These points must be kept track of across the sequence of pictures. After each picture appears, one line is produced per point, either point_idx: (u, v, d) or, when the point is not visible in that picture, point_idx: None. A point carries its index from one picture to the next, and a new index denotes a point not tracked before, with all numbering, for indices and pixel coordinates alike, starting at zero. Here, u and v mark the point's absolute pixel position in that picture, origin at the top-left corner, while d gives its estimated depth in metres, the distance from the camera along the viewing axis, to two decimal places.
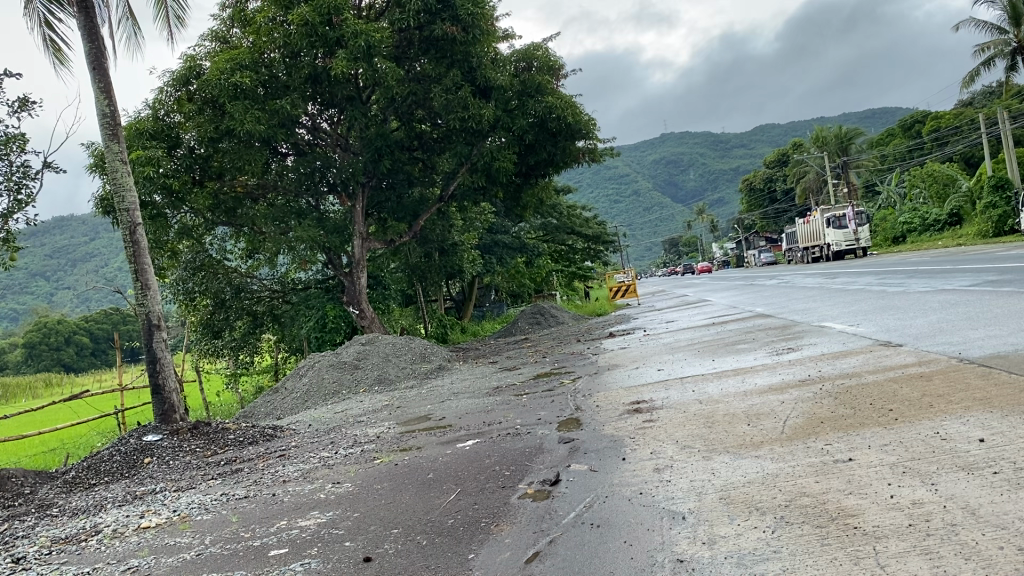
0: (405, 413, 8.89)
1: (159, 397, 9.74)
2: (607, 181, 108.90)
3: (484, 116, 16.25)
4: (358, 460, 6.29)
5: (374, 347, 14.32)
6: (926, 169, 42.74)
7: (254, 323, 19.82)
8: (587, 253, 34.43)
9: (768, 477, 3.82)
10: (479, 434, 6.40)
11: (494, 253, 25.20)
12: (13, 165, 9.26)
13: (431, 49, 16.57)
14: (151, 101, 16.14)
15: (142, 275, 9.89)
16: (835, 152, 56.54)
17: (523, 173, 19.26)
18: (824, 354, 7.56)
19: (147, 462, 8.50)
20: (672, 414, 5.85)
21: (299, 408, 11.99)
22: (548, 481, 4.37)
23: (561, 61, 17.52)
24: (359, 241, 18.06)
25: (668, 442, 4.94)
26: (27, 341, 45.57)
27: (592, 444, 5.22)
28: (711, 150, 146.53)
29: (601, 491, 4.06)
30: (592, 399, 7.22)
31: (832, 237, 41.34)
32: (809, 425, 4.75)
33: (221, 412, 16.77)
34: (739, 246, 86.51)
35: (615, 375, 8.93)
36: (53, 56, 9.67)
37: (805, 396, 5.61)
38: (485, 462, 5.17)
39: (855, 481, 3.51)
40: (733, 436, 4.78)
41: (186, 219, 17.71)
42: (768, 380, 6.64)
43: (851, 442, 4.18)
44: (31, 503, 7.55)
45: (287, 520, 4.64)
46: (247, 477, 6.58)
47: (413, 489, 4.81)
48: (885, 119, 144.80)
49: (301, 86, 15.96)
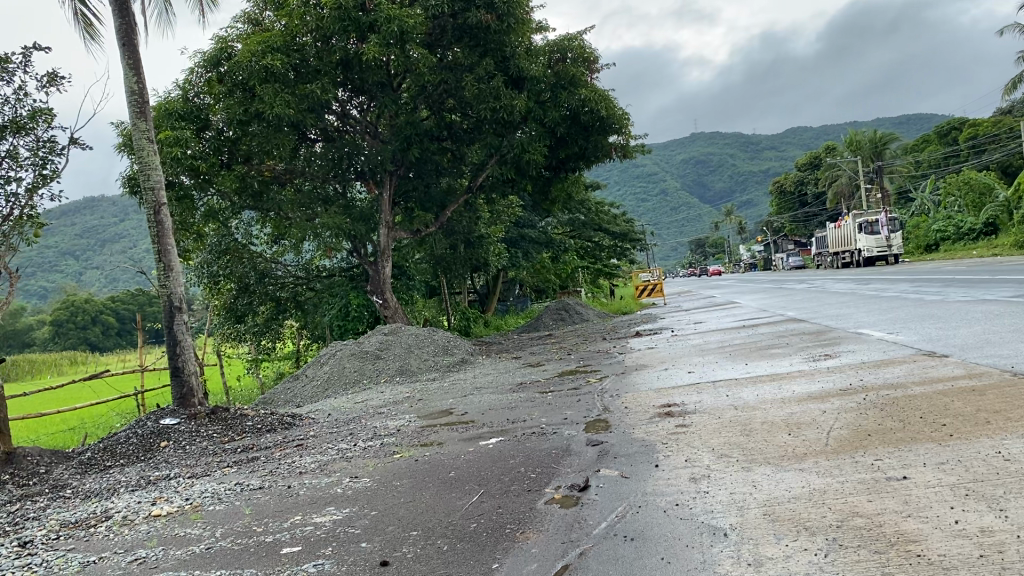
0: (426, 406, 8.70)
1: (178, 380, 9.59)
2: (635, 179, 108.37)
3: (517, 107, 16.02)
4: (377, 454, 6.08)
5: (397, 338, 14.13)
6: (962, 177, 41.97)
7: (278, 309, 19.52)
8: (614, 251, 34.18)
9: (816, 493, 3.56)
10: (502, 432, 6.18)
11: (521, 247, 24.98)
12: (40, 140, 9.12)
13: (464, 37, 16.33)
14: (182, 82, 16.13)
15: (165, 255, 9.72)
16: (868, 156, 55.76)
17: (553, 167, 19.03)
18: (864, 362, 7.24)
19: (163, 446, 8.36)
20: (706, 419, 5.59)
21: (319, 396, 11.85)
22: (577, 487, 4.13)
23: (596, 54, 17.25)
24: (385, 230, 17.86)
25: (703, 449, 4.68)
26: (54, 319, 46.61)
27: (623, 448, 4.97)
28: (742, 152, 145.69)
29: (634, 500, 3.81)
30: (621, 400, 6.98)
31: (864, 243, 40.66)
32: (855, 437, 4.48)
33: (241, 397, 16.66)
34: (767, 250, 85.57)
35: (643, 375, 8.70)
36: (84, 30, 9.53)
37: (848, 406, 5.33)
38: (509, 463, 4.94)
39: (913, 502, 3.24)
40: (775, 446, 4.51)
41: (214, 202, 17.72)
42: (808, 388, 6.33)
43: (904, 458, 3.91)
44: (46, 483, 7.44)
45: (302, 515, 4.44)
46: (264, 466, 6.42)
47: (434, 489, 4.58)
48: (921, 127, 142.58)
49: (332, 71, 15.81)
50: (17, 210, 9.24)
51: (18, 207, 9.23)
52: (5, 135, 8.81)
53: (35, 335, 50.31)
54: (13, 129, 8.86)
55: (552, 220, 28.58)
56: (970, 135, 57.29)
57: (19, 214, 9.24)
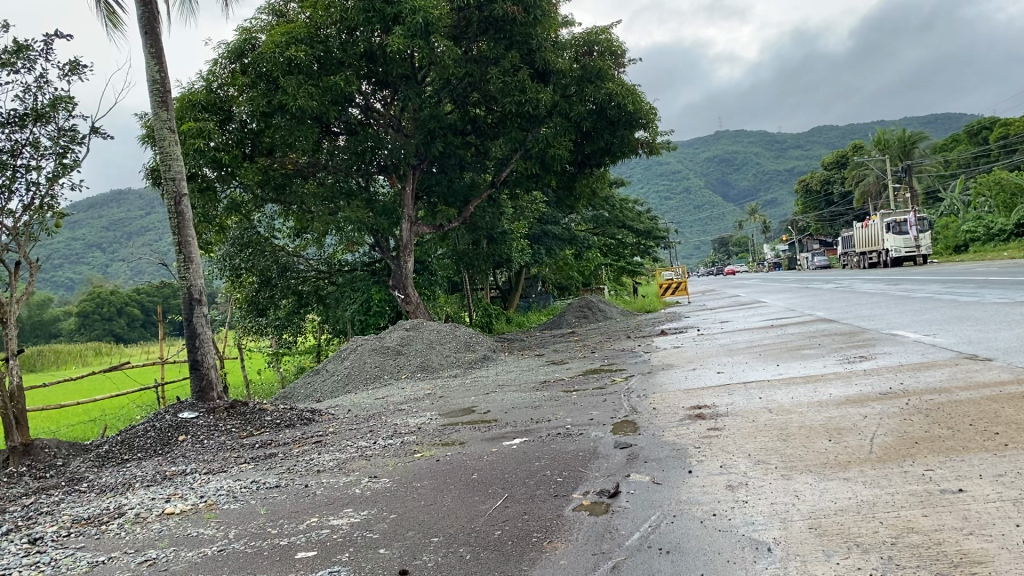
0: (448, 404, 8.53)
1: (197, 373, 9.44)
2: (658, 177, 107.95)
3: (542, 101, 15.83)
4: (397, 452, 5.91)
5: (419, 333, 13.96)
6: (993, 177, 41.24)
7: (300, 303, 19.52)
8: (637, 248, 33.80)
9: (864, 505, 3.32)
10: (526, 432, 5.98)
11: (543, 243, 24.74)
12: (61, 129, 9.03)
13: (490, 29, 16.11)
14: (205, 73, 16.03)
15: (185, 248, 9.59)
16: (897, 155, 54.81)
17: (578, 163, 18.79)
18: (902, 365, 6.95)
19: (181, 440, 8.24)
20: (740, 423, 5.34)
21: (339, 391, 11.71)
22: (607, 493, 3.91)
23: (623, 47, 16.94)
24: (408, 224, 17.67)
25: (739, 455, 4.45)
26: (81, 310, 47.64)
27: (653, 452, 4.75)
28: (766, 150, 144.70)
29: (668, 509, 3.60)
30: (649, 401, 6.74)
31: (892, 243, 40.01)
32: (901, 445, 4.22)
33: (262, 391, 16.51)
34: (793, 249, 84.80)
35: (671, 375, 8.45)
36: (107, 18, 9.42)
37: (890, 412, 5.08)
38: (533, 465, 4.73)
39: (973, 519, 3.00)
40: (815, 453, 4.27)
41: (236, 195, 17.64)
42: (844, 391, 6.08)
43: (958, 468, 3.66)
44: (62, 476, 7.35)
45: (319, 517, 4.26)
46: (281, 463, 6.27)
47: (456, 492, 4.38)
48: (951, 127, 140.49)
49: (356, 64, 15.68)
50: (37, 200, 9.13)
51: (38, 196, 9.11)
52: (25, 125, 8.73)
53: (61, 326, 51.32)
54: (33, 117, 8.76)
55: (575, 216, 28.35)
56: (1001, 134, 56.37)
57: (39, 204, 9.12)
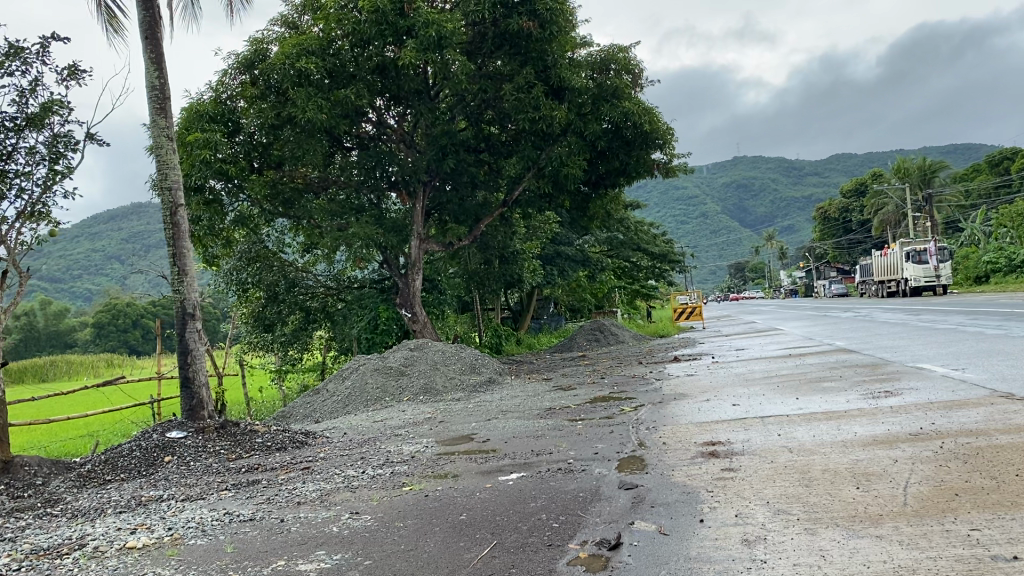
0: (446, 430, 8.11)
1: (188, 391, 9.07)
2: (675, 202, 107.70)
3: (557, 119, 15.50)
4: (385, 485, 5.47)
5: (423, 353, 13.52)
6: (1015, 208, 40.58)
7: (307, 319, 19.26)
8: (652, 272, 33.39)
9: (902, 572, 2.88)
10: (525, 465, 5.56)
11: (555, 264, 24.36)
12: (55, 134, 8.73)
13: (505, 45, 15.81)
14: (215, 83, 15.84)
15: (180, 260, 9.22)
16: (917, 185, 53.96)
17: (591, 183, 18.43)
18: (933, 402, 6.46)
19: (167, 461, 7.86)
20: (757, 463, 4.89)
21: (339, 412, 11.33)
22: (607, 544, 3.48)
23: (640, 66, 16.59)
24: (418, 242, 17.27)
25: (757, 502, 3.99)
26: (96, 321, 48.08)
27: (662, 495, 4.31)
28: (783, 177, 144.38)
29: (675, 567, 3.16)
30: (658, 435, 6.28)
31: (910, 272, 39.30)
32: (938, 496, 3.78)
33: (262, 408, 16.20)
34: (808, 277, 84.21)
35: (683, 406, 7.96)
36: (107, 23, 9.14)
37: (923, 456, 4.61)
38: (528, 507, 4.28)
39: None
40: (843, 503, 3.83)
41: (245, 207, 17.29)
42: (871, 430, 5.59)
43: (1010, 529, 3.20)
44: (39, 496, 6.96)
45: (287, 560, 3.84)
46: (262, 492, 5.86)
47: (441, 535, 3.95)
48: (972, 156, 139.59)
49: (368, 77, 15.31)
50: (28, 207, 8.82)
51: (29, 202, 8.80)
52: (20, 129, 8.45)
53: (76, 336, 51.80)
54: (26, 122, 8.47)
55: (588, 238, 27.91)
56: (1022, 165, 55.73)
57: (31, 211, 8.82)
